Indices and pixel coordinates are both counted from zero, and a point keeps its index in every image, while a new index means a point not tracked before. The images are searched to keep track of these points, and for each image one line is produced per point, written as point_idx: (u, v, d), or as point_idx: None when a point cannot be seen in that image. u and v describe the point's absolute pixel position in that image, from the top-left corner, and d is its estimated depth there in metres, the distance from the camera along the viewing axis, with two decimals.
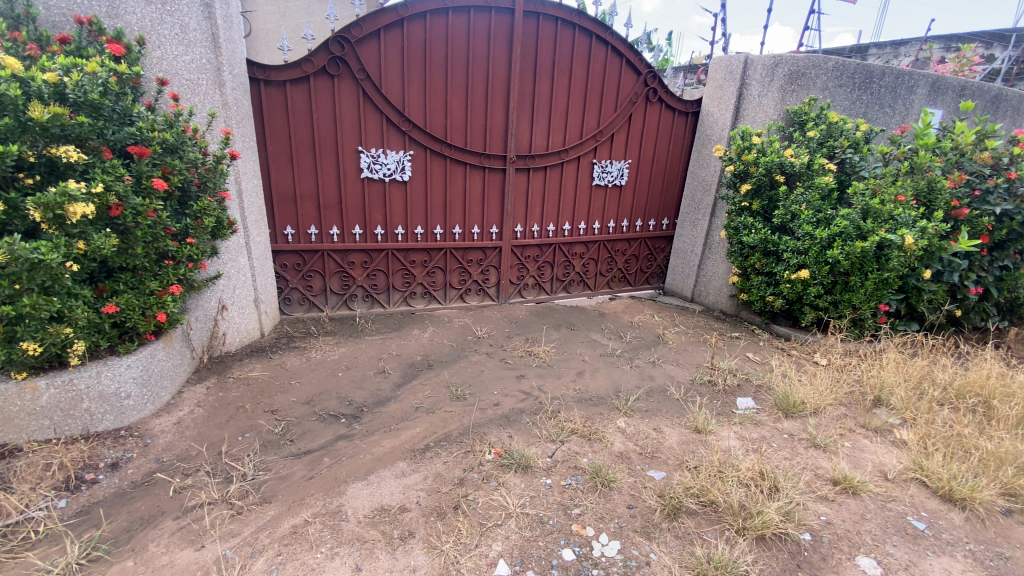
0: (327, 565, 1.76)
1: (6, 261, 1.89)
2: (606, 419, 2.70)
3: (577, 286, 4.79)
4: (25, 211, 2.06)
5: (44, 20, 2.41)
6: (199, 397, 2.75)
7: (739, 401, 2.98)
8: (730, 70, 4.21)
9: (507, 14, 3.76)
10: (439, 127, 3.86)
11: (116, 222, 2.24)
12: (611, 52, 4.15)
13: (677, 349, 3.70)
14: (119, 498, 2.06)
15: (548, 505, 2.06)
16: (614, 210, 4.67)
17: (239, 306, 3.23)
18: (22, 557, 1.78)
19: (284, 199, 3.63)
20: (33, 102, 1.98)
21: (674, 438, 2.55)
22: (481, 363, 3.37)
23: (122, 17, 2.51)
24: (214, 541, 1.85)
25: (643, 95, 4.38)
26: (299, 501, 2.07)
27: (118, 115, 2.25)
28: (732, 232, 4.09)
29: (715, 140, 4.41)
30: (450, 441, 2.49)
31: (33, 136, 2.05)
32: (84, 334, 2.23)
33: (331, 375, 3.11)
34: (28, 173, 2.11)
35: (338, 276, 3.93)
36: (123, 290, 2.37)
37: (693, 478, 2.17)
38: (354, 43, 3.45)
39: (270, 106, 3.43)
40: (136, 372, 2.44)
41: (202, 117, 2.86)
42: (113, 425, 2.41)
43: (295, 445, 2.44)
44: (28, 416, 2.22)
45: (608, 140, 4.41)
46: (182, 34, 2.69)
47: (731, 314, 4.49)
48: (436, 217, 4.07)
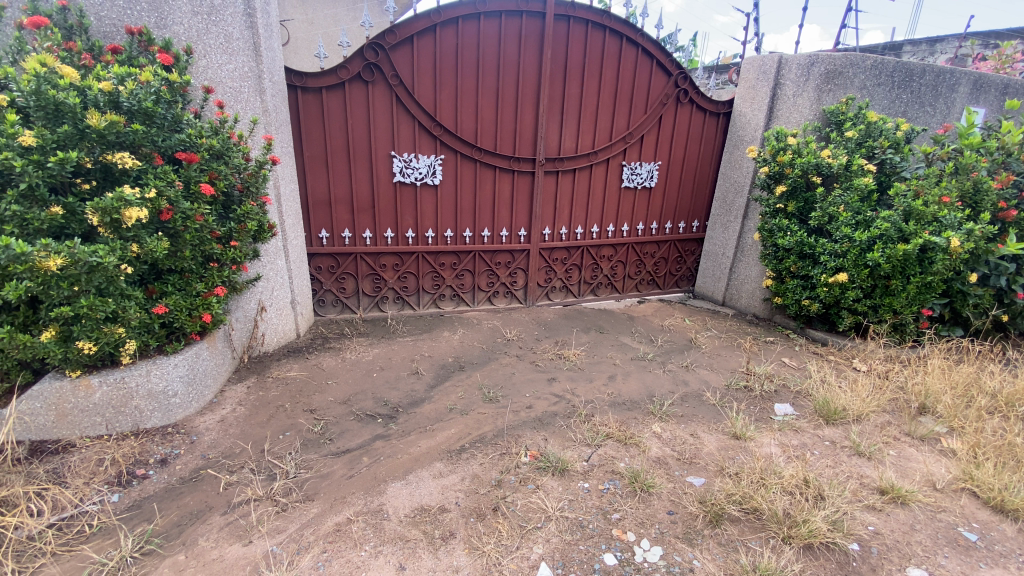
0: (372, 562, 1.78)
1: (67, 264, 1.97)
2: (641, 424, 2.67)
3: (605, 289, 4.77)
4: (82, 215, 2.15)
5: (96, 31, 2.52)
6: (240, 396, 2.82)
7: (777, 407, 2.92)
8: (763, 70, 4.14)
9: (538, 18, 3.78)
10: (469, 131, 3.89)
11: (166, 226, 2.32)
12: (642, 53, 4.13)
13: (710, 353, 3.65)
14: (168, 494, 2.13)
15: (588, 509, 2.04)
16: (643, 212, 4.63)
17: (277, 307, 3.30)
18: (78, 550, 1.84)
19: (319, 204, 3.70)
20: (91, 110, 2.06)
21: (712, 444, 2.51)
22: (512, 365, 3.37)
23: (170, 27, 2.62)
24: (261, 537, 1.90)
25: (674, 96, 4.34)
26: (341, 499, 2.10)
27: (169, 122, 2.34)
28: (766, 235, 4.01)
29: (748, 140, 4.34)
30: (485, 443, 2.50)
31: (90, 143, 2.13)
32: (135, 334, 2.31)
33: (366, 375, 3.16)
34: (85, 179, 2.19)
35: (370, 278, 3.99)
36: (171, 292, 2.44)
37: (735, 485, 2.13)
38: (388, 50, 3.51)
39: (307, 112, 3.50)
40: (182, 371, 2.52)
41: (245, 123, 2.94)
42: (161, 422, 2.49)
43: (335, 444, 2.48)
44: (82, 413, 2.31)
45: (637, 142, 4.38)
46: (226, 43, 2.78)
47: (764, 318, 4.41)
48: (465, 220, 4.10)
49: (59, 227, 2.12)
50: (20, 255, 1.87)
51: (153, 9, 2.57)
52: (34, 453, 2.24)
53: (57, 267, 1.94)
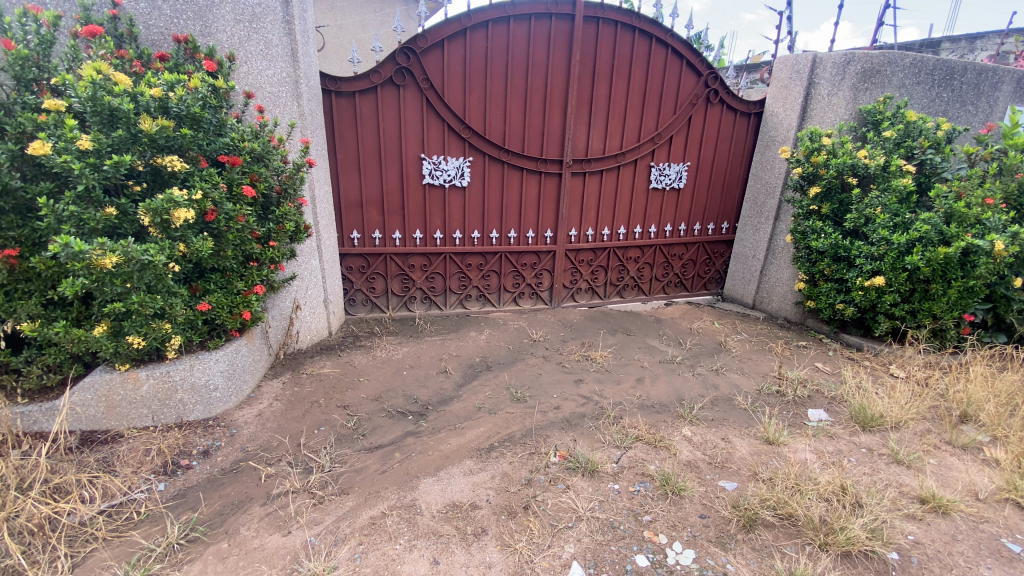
0: (407, 556, 1.83)
1: (121, 262, 2.06)
2: (671, 427, 2.66)
3: (631, 291, 4.75)
4: (134, 216, 2.24)
5: (144, 39, 2.64)
6: (276, 391, 2.91)
7: (811, 413, 2.87)
8: (797, 69, 4.06)
9: (567, 20, 3.79)
10: (498, 133, 3.92)
11: (211, 227, 2.42)
12: (671, 53, 4.10)
13: (741, 357, 3.60)
14: (210, 484, 2.21)
15: (619, 511, 2.04)
16: (671, 214, 4.59)
17: (311, 306, 3.40)
18: (128, 536, 1.93)
19: (351, 205, 3.79)
20: (144, 115, 2.16)
21: (745, 449, 2.48)
22: (539, 366, 3.39)
23: (214, 35, 2.72)
24: (300, 528, 1.96)
25: (704, 97, 4.29)
26: (375, 494, 2.15)
27: (214, 126, 2.43)
28: (799, 237, 3.93)
29: (780, 141, 4.27)
30: (514, 442, 2.52)
31: (142, 147, 2.23)
32: (180, 330, 2.41)
33: (397, 373, 3.22)
34: (136, 181, 2.29)
35: (399, 278, 4.06)
36: (213, 290, 2.54)
37: (769, 490, 2.10)
38: (419, 54, 3.57)
39: (340, 116, 3.59)
40: (222, 366, 2.61)
41: (283, 127, 3.04)
42: (202, 415, 2.58)
43: (367, 440, 2.54)
44: (130, 405, 2.41)
45: (666, 143, 4.34)
46: (266, 49, 2.88)
47: (796, 322, 4.32)
48: (492, 221, 4.14)
49: (112, 227, 2.21)
50: (78, 253, 1.96)
51: (199, 18, 2.67)
52: (85, 442, 2.35)
53: (112, 265, 2.03)
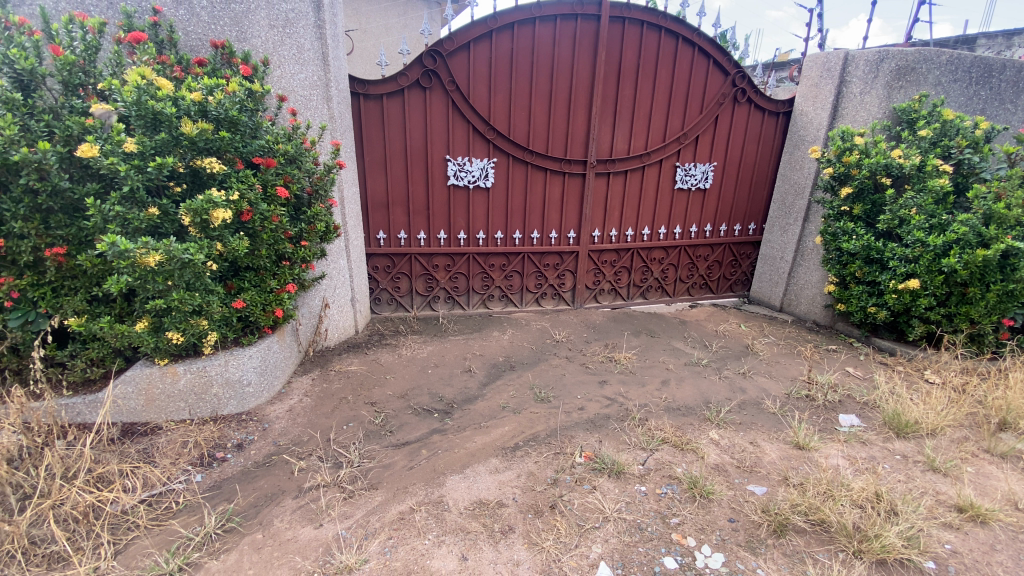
0: (436, 551, 1.86)
1: (164, 261, 2.14)
2: (697, 430, 2.63)
3: (655, 293, 4.71)
4: (174, 216, 2.32)
5: (183, 45, 2.73)
6: (306, 387, 2.98)
7: (842, 418, 2.81)
8: (828, 67, 3.97)
9: (593, 21, 3.79)
10: (522, 134, 3.94)
11: (247, 227, 2.49)
12: (698, 52, 4.06)
13: (769, 360, 3.54)
14: (245, 476, 2.28)
15: (646, 512, 2.04)
16: (697, 214, 4.54)
17: (339, 304, 3.47)
18: (168, 525, 2.00)
19: (377, 206, 3.85)
20: (185, 119, 2.24)
21: (774, 453, 2.45)
22: (562, 366, 3.39)
23: (249, 41, 2.80)
24: (331, 521, 2.01)
25: (731, 96, 4.24)
26: (403, 489, 2.19)
27: (250, 130, 2.51)
28: (829, 239, 3.86)
29: (810, 140, 4.18)
30: (539, 442, 2.53)
31: (183, 149, 2.30)
32: (216, 326, 2.49)
33: (422, 371, 3.27)
34: (177, 182, 2.36)
35: (423, 278, 4.11)
36: (247, 289, 2.62)
37: (800, 495, 2.07)
38: (445, 56, 3.60)
39: (368, 118, 3.65)
40: (255, 362, 2.68)
41: (314, 129, 3.11)
42: (236, 409, 2.66)
43: (394, 436, 2.58)
44: (168, 398, 2.50)
45: (692, 143, 4.30)
46: (299, 54, 2.95)
47: (825, 326, 4.24)
48: (516, 222, 4.15)
49: (154, 227, 2.29)
50: (124, 252, 2.04)
51: (234, 24, 2.76)
52: (126, 434, 2.44)
53: (155, 263, 2.11)
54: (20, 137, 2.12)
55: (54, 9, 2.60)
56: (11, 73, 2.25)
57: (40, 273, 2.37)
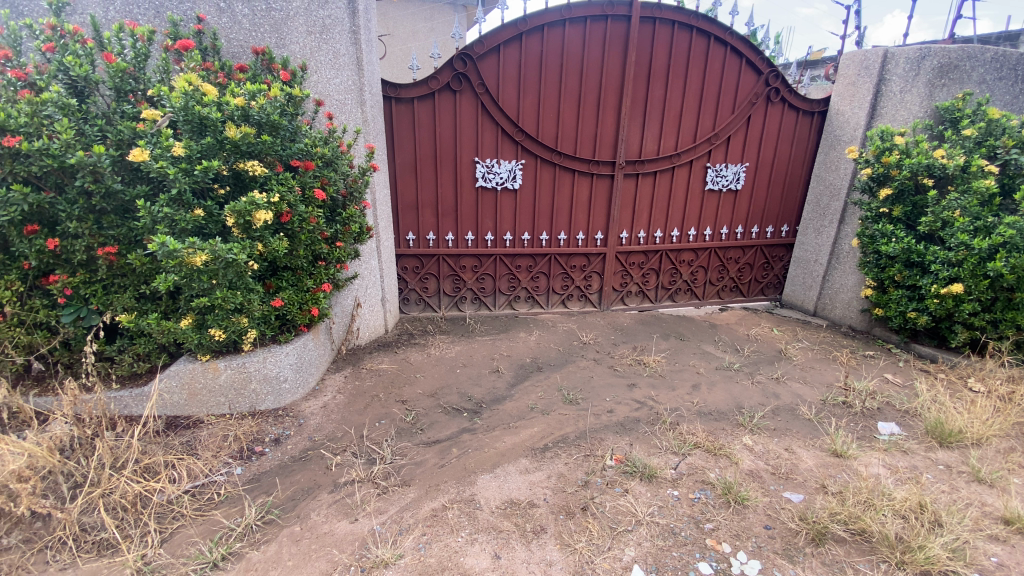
0: (469, 549, 1.88)
1: (209, 260, 2.22)
2: (731, 435, 2.59)
3: (683, 295, 4.65)
4: (218, 217, 2.39)
5: (226, 52, 2.82)
6: (339, 384, 3.05)
7: (881, 425, 2.73)
8: (865, 65, 3.86)
9: (623, 22, 3.78)
10: (551, 136, 3.94)
11: (286, 227, 2.56)
12: (730, 52, 4.01)
13: (803, 365, 3.47)
14: (282, 470, 2.34)
15: (679, 517, 2.02)
16: (727, 216, 4.48)
17: (370, 304, 3.54)
18: (210, 515, 2.07)
19: (407, 208, 3.91)
20: (228, 123, 2.31)
21: (811, 460, 2.40)
22: (590, 369, 3.38)
23: (288, 47, 2.88)
24: (366, 516, 2.05)
25: (764, 96, 4.17)
26: (435, 486, 2.22)
27: (289, 134, 2.57)
28: (867, 242, 3.75)
29: (847, 140, 4.08)
30: (569, 443, 2.53)
31: (226, 152, 2.38)
32: (255, 324, 2.56)
33: (451, 371, 3.30)
34: (220, 185, 2.44)
35: (450, 279, 4.15)
36: (285, 287, 2.69)
37: (839, 504, 2.02)
38: (475, 59, 3.64)
39: (399, 121, 3.72)
40: (292, 359, 2.76)
41: (350, 133, 3.18)
42: (273, 405, 2.74)
43: (425, 434, 2.62)
44: (209, 392, 2.59)
45: (723, 143, 4.24)
46: (334, 59, 3.02)
47: (861, 331, 4.12)
48: (543, 223, 4.16)
49: (200, 227, 2.37)
50: (173, 252, 2.12)
51: (274, 31, 2.84)
52: (170, 426, 2.53)
53: (201, 263, 2.19)
54: (76, 140, 2.23)
55: (105, 18, 2.72)
56: (68, 80, 2.38)
57: (92, 270, 2.49)
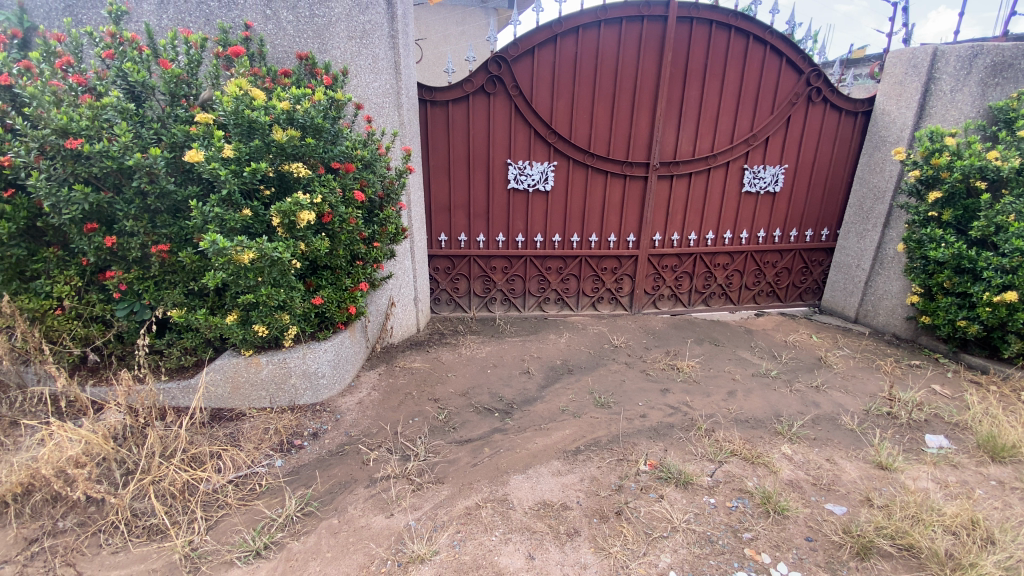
0: (503, 548, 1.89)
1: (256, 258, 2.30)
2: (769, 443, 2.53)
3: (717, 299, 4.56)
4: (264, 217, 2.48)
5: (271, 57, 2.93)
6: (374, 381, 3.12)
7: (929, 438, 2.63)
8: (913, 63, 3.73)
9: (659, 22, 3.74)
10: (584, 137, 3.93)
11: (327, 228, 2.63)
12: (770, 51, 3.92)
13: (844, 374, 3.36)
14: (320, 463, 2.41)
15: (716, 525, 1.99)
16: (765, 219, 4.38)
17: (403, 303, 3.61)
18: (253, 505, 2.15)
19: (440, 209, 3.97)
20: (275, 127, 2.39)
21: (854, 472, 2.33)
22: (622, 372, 3.35)
23: (330, 52, 2.95)
24: (402, 511, 2.09)
25: (805, 95, 4.06)
26: (468, 485, 2.25)
27: (332, 136, 2.64)
28: (914, 246, 3.60)
29: (893, 141, 3.93)
30: (601, 447, 2.51)
31: (272, 155, 2.45)
32: (296, 321, 2.64)
33: (482, 371, 3.33)
34: (266, 186, 2.52)
35: (481, 280, 4.18)
36: (325, 286, 2.76)
37: (885, 518, 1.96)
38: (510, 62, 3.66)
39: (433, 124, 3.77)
40: (330, 355, 2.83)
41: (387, 135, 3.25)
42: (311, 400, 2.82)
43: (458, 433, 2.65)
44: (251, 386, 2.68)
45: (762, 144, 4.15)
46: (373, 63, 3.09)
47: (906, 339, 3.97)
48: (574, 225, 4.15)
49: (246, 227, 2.45)
50: (222, 250, 2.21)
51: (317, 37, 2.92)
52: (215, 418, 2.63)
53: (248, 261, 2.27)
54: (134, 142, 2.34)
55: (159, 25, 2.86)
56: (126, 85, 2.50)
57: (145, 267, 2.60)
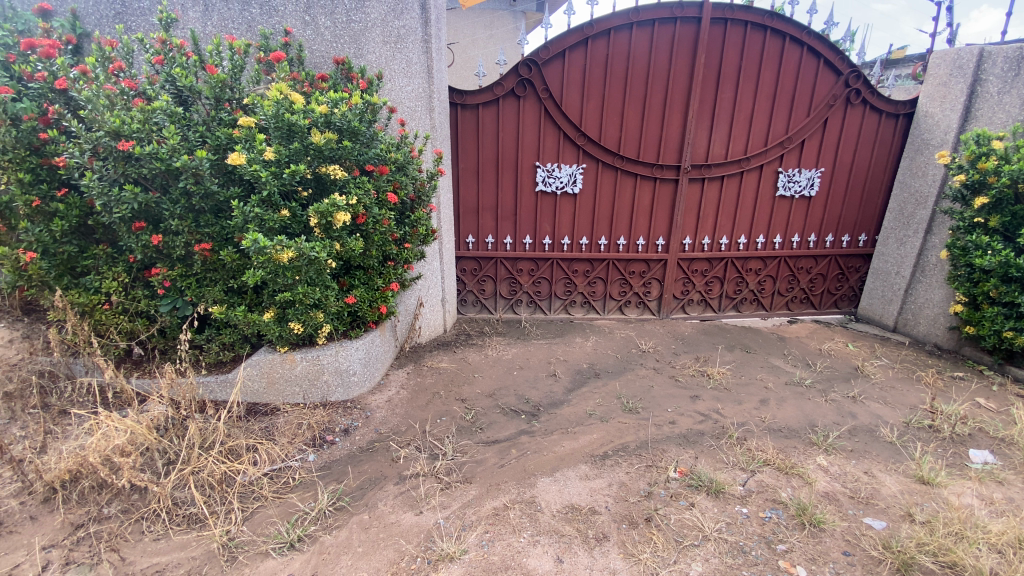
0: (531, 550, 1.89)
1: (294, 258, 2.37)
2: (803, 454, 2.47)
3: (748, 305, 4.47)
4: (302, 218, 2.55)
5: (309, 62, 3.01)
6: (402, 380, 3.16)
7: (973, 453, 2.53)
8: (958, 64, 3.60)
9: (692, 24, 3.70)
10: (614, 140, 3.91)
11: (361, 228, 2.69)
12: (807, 52, 3.84)
13: (882, 385, 3.25)
14: (351, 459, 2.45)
15: (749, 535, 1.95)
16: (800, 224, 4.28)
17: (431, 304, 3.66)
18: (287, 498, 2.20)
19: (468, 211, 4.00)
20: (314, 130, 2.45)
21: (893, 486, 2.25)
22: (650, 378, 3.32)
23: (366, 56, 3.02)
24: (431, 509, 2.12)
25: (843, 97, 3.97)
26: (496, 486, 2.26)
27: (368, 139, 2.69)
28: (958, 253, 3.46)
29: (936, 144, 3.80)
30: (629, 453, 2.50)
31: (310, 157, 2.51)
32: (330, 319, 2.70)
33: (508, 372, 3.34)
34: (304, 188, 2.59)
35: (507, 282, 4.20)
36: (358, 286, 2.82)
37: (928, 534, 1.90)
38: (541, 65, 3.68)
39: (464, 127, 3.81)
40: (361, 354, 2.89)
41: (420, 138, 3.30)
42: (342, 397, 2.88)
43: (485, 433, 2.66)
44: (286, 382, 2.75)
45: (797, 147, 4.07)
46: (407, 68, 3.14)
47: (948, 349, 3.83)
48: (602, 228, 4.13)
49: (285, 227, 2.52)
50: (262, 249, 2.28)
51: (353, 42, 2.98)
52: (250, 412, 2.71)
53: (286, 260, 2.34)
54: (181, 145, 2.43)
55: (204, 31, 2.98)
56: (174, 90, 2.62)
57: (188, 265, 2.70)
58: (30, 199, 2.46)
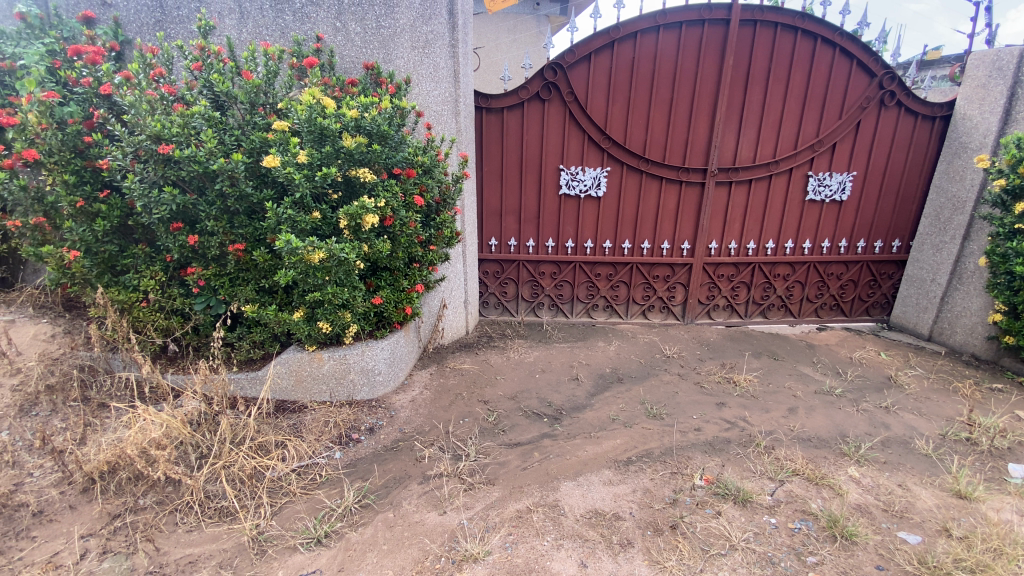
0: (555, 554, 1.89)
1: (324, 258, 2.42)
2: (834, 465, 2.42)
3: (776, 311, 4.39)
4: (332, 220, 2.60)
5: (340, 67, 3.07)
6: (425, 381, 3.20)
7: (1013, 467, 2.44)
8: (998, 66, 3.48)
9: (721, 26, 3.66)
10: (639, 143, 3.89)
11: (388, 231, 2.74)
12: (839, 53, 3.76)
13: (917, 396, 3.15)
14: (377, 457, 2.49)
15: (778, 546, 1.92)
16: (829, 228, 4.19)
17: (454, 306, 3.69)
18: (314, 494, 2.25)
19: (492, 214, 4.03)
20: (345, 134, 2.50)
21: (929, 500, 2.18)
22: (674, 384, 3.28)
23: (395, 61, 3.07)
24: (454, 509, 2.14)
25: (876, 100, 3.87)
26: (519, 488, 2.27)
27: (396, 143, 2.73)
28: (998, 260, 3.34)
29: (974, 148, 3.68)
30: (654, 459, 2.47)
31: (341, 161, 2.56)
32: (357, 319, 2.75)
33: (530, 375, 3.34)
34: (335, 191, 2.64)
35: (530, 285, 4.21)
36: (384, 287, 2.86)
37: (965, 550, 1.85)
38: (566, 68, 3.68)
39: (489, 130, 3.84)
40: (386, 354, 2.93)
41: (446, 141, 3.34)
42: (368, 396, 2.92)
43: (508, 436, 2.67)
44: (313, 380, 2.80)
45: (828, 151, 3.98)
46: (434, 72, 3.19)
47: (987, 360, 3.70)
48: (626, 231, 4.11)
49: (315, 228, 2.58)
50: (295, 249, 2.33)
51: (382, 47, 3.03)
52: (279, 409, 2.77)
53: (317, 260, 2.39)
54: (217, 148, 2.50)
55: (239, 38, 3.07)
56: (211, 95, 2.70)
57: (222, 265, 2.78)
58: (74, 200, 2.57)
